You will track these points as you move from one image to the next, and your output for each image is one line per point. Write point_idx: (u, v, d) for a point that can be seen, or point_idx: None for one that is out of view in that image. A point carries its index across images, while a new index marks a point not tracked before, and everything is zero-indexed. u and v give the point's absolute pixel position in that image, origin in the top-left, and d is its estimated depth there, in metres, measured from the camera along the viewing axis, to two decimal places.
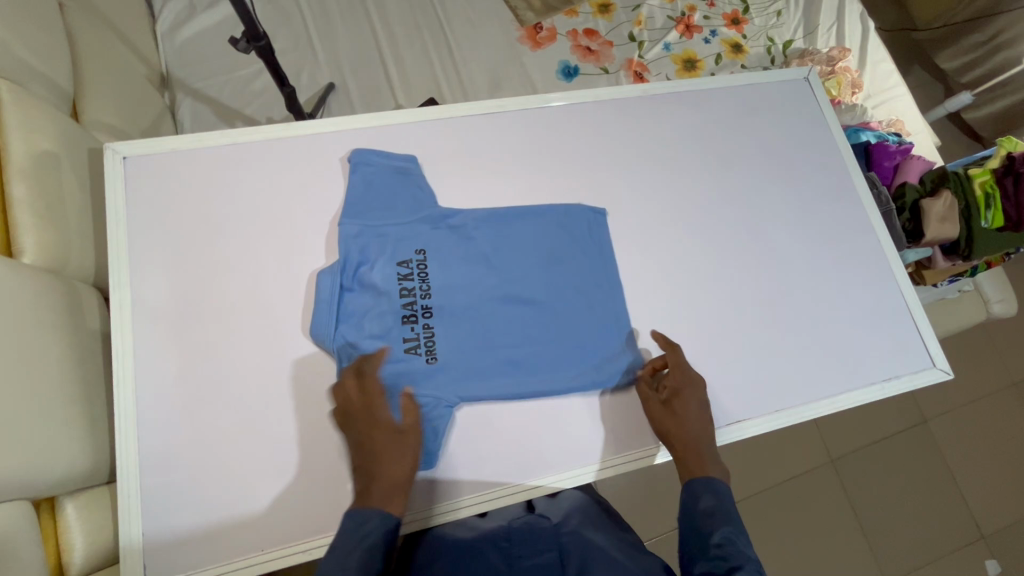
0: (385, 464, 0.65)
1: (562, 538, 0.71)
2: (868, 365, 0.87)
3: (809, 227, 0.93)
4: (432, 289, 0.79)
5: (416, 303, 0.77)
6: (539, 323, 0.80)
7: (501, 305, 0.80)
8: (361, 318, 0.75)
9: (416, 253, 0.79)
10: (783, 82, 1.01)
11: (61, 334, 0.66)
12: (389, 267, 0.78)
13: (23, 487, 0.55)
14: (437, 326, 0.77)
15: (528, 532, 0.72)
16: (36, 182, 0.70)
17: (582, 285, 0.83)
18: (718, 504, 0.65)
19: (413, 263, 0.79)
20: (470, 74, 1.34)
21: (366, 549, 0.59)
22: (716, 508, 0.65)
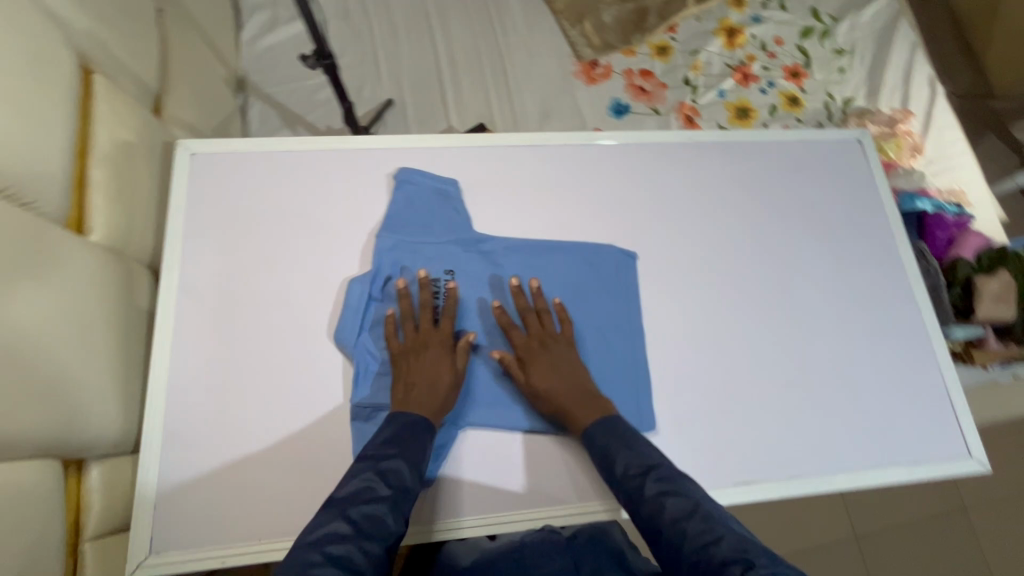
0: (433, 386, 0.70)
1: (580, 553, 0.64)
2: (896, 444, 0.83)
3: (847, 292, 0.91)
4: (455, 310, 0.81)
5: (437, 321, 0.80)
6: None
7: None
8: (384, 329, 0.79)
9: (445, 273, 0.82)
10: (835, 141, 0.99)
11: (111, 308, 0.71)
12: (417, 283, 0.81)
13: (55, 446, 0.59)
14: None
15: (542, 547, 0.65)
16: (113, 168, 0.77)
17: (598, 323, 0.84)
18: (614, 435, 0.66)
19: (441, 281, 0.81)
20: (523, 103, 1.38)
21: (405, 448, 0.60)
22: (609, 442, 0.65)
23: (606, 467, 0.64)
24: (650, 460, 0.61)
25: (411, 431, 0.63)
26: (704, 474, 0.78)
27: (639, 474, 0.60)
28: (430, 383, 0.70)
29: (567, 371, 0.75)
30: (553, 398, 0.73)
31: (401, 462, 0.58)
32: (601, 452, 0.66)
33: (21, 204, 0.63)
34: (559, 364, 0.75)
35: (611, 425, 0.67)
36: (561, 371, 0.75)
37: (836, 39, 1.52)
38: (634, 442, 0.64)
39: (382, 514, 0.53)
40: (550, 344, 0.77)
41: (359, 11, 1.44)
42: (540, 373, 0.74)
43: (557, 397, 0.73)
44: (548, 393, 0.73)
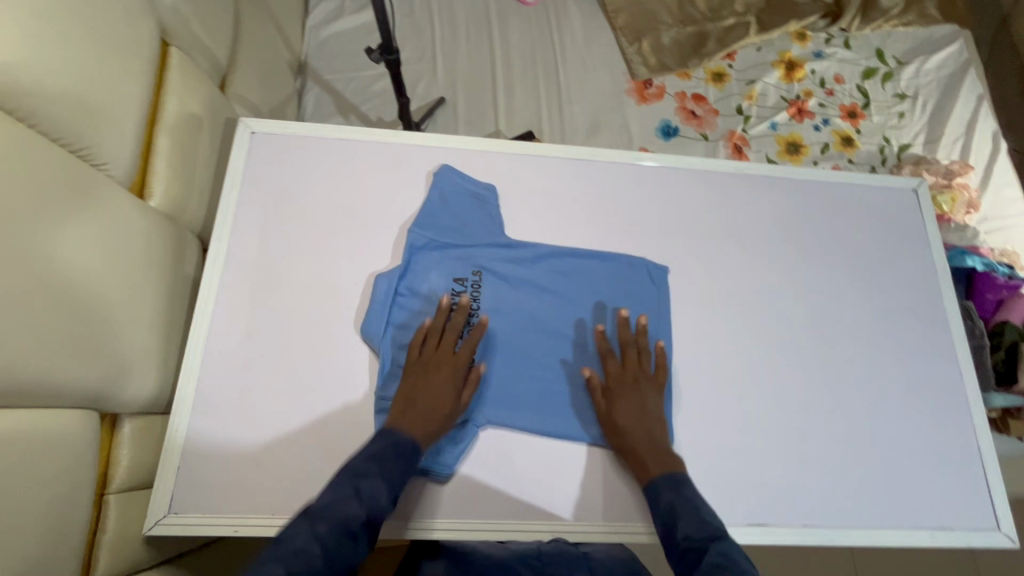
0: (433, 399, 0.70)
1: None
2: (921, 507, 0.80)
3: (886, 343, 0.88)
4: (481, 311, 0.82)
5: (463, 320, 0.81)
6: (574, 362, 0.82)
7: (543, 337, 0.83)
8: (409, 323, 0.80)
9: (473, 272, 0.84)
10: (890, 188, 0.97)
11: (160, 272, 0.74)
12: (445, 280, 0.82)
13: (94, 399, 0.62)
14: (476, 348, 0.81)
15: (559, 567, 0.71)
16: (177, 138, 0.80)
17: (624, 329, 0.84)
18: (680, 499, 0.65)
19: (468, 280, 0.83)
20: (573, 115, 1.39)
21: (383, 463, 0.61)
22: (676, 502, 0.65)
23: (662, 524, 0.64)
24: (712, 530, 0.59)
25: (396, 442, 0.64)
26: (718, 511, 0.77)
27: (689, 541, 0.59)
28: (433, 408, 0.70)
29: (649, 416, 0.76)
30: (632, 436, 0.74)
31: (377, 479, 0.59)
32: (664, 507, 0.66)
33: (92, 162, 0.66)
34: (646, 406, 0.76)
35: (677, 485, 0.67)
36: (644, 410, 0.76)
37: (899, 82, 1.48)
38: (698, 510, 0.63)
39: (347, 523, 0.53)
40: (642, 382, 0.78)
41: (422, 8, 1.47)
42: (627, 406, 0.76)
43: (627, 436, 0.74)
44: (628, 427, 0.74)
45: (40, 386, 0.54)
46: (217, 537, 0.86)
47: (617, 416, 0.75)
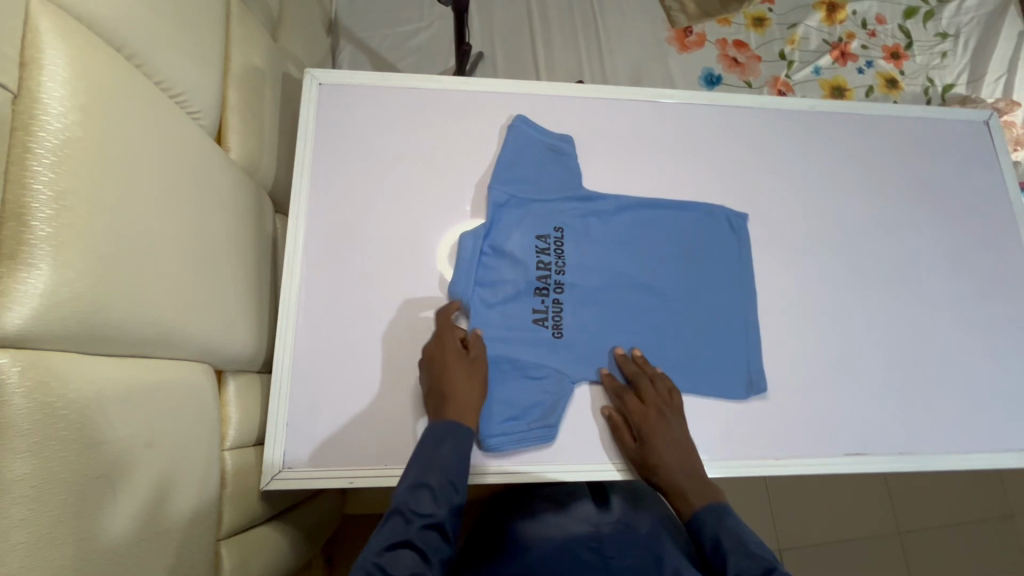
0: (459, 375, 0.68)
1: (655, 545, 0.66)
2: (1006, 431, 0.82)
3: (963, 275, 0.89)
4: (567, 267, 0.80)
5: (551, 277, 0.78)
6: (665, 316, 0.80)
7: (631, 292, 0.81)
8: (496, 283, 0.77)
9: (555, 229, 0.80)
10: (960, 121, 0.96)
11: (246, 228, 0.72)
12: (528, 239, 0.79)
13: (207, 354, 0.61)
14: (566, 304, 0.78)
15: (622, 540, 0.66)
16: (246, 91, 0.77)
17: (712, 281, 0.82)
18: (725, 527, 0.63)
19: (551, 238, 0.80)
20: (614, 66, 1.35)
21: (437, 467, 0.60)
22: (722, 533, 0.62)
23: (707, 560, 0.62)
24: (762, 558, 0.58)
25: (440, 442, 0.62)
26: (815, 444, 0.78)
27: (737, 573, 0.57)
28: (455, 401, 0.66)
29: (682, 446, 0.70)
30: (669, 480, 0.68)
31: (440, 481, 0.59)
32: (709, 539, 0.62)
33: (188, 110, 0.64)
34: (675, 436, 0.71)
35: (722, 512, 0.64)
36: (677, 445, 0.70)
37: (941, 21, 1.45)
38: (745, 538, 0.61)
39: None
40: (667, 415, 0.71)
41: None
42: (661, 445, 0.69)
43: (666, 476, 0.68)
44: (665, 466, 0.68)
45: (166, 337, 0.54)
46: (308, 495, 0.86)
47: (653, 457, 0.69)
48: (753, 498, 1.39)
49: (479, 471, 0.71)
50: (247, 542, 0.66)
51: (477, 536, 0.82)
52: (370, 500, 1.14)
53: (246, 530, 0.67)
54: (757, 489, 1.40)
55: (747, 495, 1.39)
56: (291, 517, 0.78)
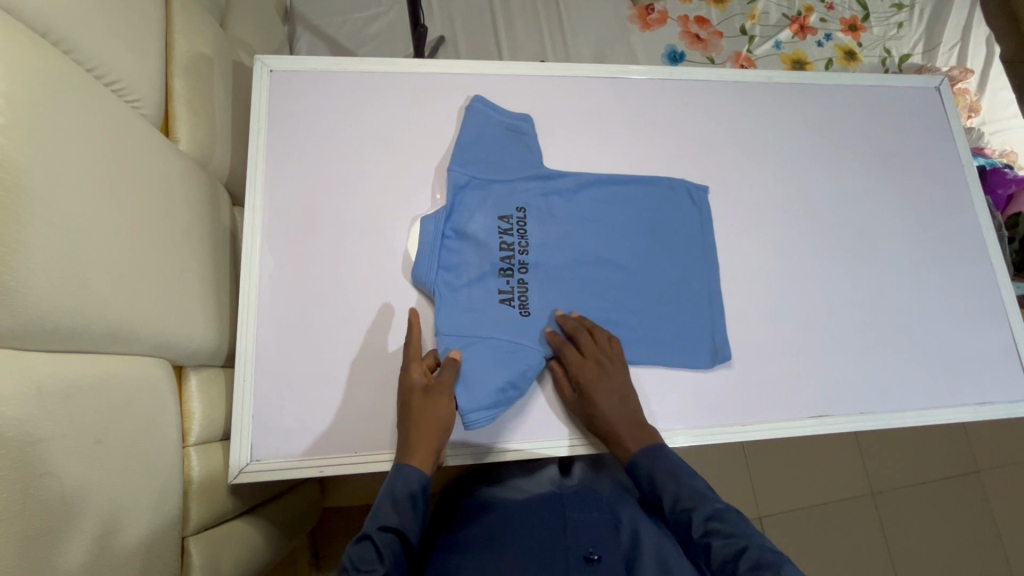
0: (417, 411, 0.66)
1: (614, 505, 0.75)
2: (960, 386, 0.85)
3: (918, 238, 0.91)
4: (530, 246, 0.79)
5: (515, 257, 0.78)
6: (630, 290, 0.81)
7: (596, 268, 0.81)
8: (460, 267, 0.76)
9: (517, 209, 0.80)
10: (912, 88, 0.98)
11: (201, 219, 0.71)
12: (490, 220, 0.78)
13: (163, 348, 0.60)
14: (531, 283, 0.78)
15: (582, 501, 0.74)
16: (193, 79, 0.75)
17: (676, 254, 0.83)
18: (655, 467, 0.68)
19: (513, 219, 0.79)
20: (577, 46, 1.35)
21: (377, 515, 0.61)
22: (654, 471, 0.67)
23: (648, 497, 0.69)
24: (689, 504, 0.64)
25: (389, 489, 0.63)
26: (780, 408, 0.80)
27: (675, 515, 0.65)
28: (417, 441, 0.65)
29: (624, 398, 0.72)
30: (612, 429, 0.71)
31: (381, 533, 0.59)
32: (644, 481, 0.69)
33: (126, 99, 0.62)
34: (614, 387, 0.72)
35: (658, 456, 0.69)
36: (619, 398, 0.72)
37: None
38: (675, 478, 0.66)
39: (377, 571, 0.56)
40: (607, 367, 0.72)
41: None
42: (600, 398, 0.71)
43: (610, 427, 0.71)
44: (607, 417, 0.71)
45: (110, 330, 0.52)
46: (284, 488, 0.85)
47: (595, 409, 0.71)
48: (732, 469, 1.42)
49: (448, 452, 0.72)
50: (217, 536, 0.66)
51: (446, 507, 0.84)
52: (350, 492, 1.14)
53: (216, 525, 0.67)
54: (735, 460, 1.43)
55: (725, 465, 1.42)
56: (266, 510, 0.77)
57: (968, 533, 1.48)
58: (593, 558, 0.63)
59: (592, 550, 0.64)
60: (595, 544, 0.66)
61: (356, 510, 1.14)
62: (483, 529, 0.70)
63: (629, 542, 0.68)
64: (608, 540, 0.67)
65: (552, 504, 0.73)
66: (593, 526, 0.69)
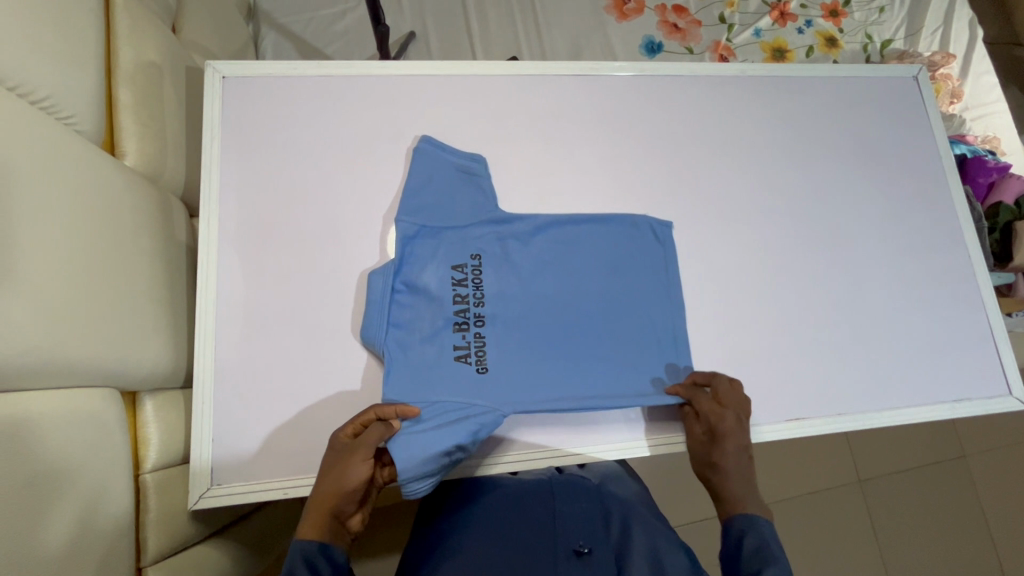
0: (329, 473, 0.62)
1: (606, 497, 0.72)
2: (939, 383, 0.84)
3: (895, 233, 0.89)
4: (486, 298, 0.76)
5: (469, 310, 0.75)
6: (594, 336, 0.77)
7: (557, 319, 0.77)
8: (411, 325, 0.73)
9: (471, 257, 0.76)
10: (890, 78, 0.96)
11: (152, 237, 0.68)
12: (443, 271, 0.75)
13: (112, 378, 0.58)
14: (488, 336, 0.75)
15: (570, 487, 0.71)
16: (140, 89, 0.72)
17: (641, 290, 0.80)
18: (762, 538, 0.64)
19: (468, 267, 0.76)
20: (552, 39, 1.31)
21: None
22: (763, 545, 0.63)
23: (730, 559, 0.65)
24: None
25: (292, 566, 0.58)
26: (757, 412, 0.78)
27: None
28: (315, 510, 0.61)
29: (745, 459, 0.70)
30: (724, 482, 0.69)
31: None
32: (740, 543, 0.65)
33: (58, 117, 0.60)
34: (741, 446, 0.70)
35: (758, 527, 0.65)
36: (742, 456, 0.70)
37: None
38: (776, 562, 0.61)
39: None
40: (739, 426, 0.71)
41: None
42: (729, 450, 0.70)
43: (723, 480, 0.69)
44: (726, 471, 0.70)
45: (48, 364, 0.50)
46: (255, 506, 0.84)
47: (717, 460, 0.70)
48: None
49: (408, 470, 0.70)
50: (177, 564, 0.64)
51: (423, 510, 0.81)
52: None
53: (178, 552, 0.65)
54: None
55: None
56: (233, 532, 0.75)
57: (954, 519, 1.49)
58: (582, 551, 0.62)
59: (581, 543, 0.63)
60: (584, 536, 0.64)
61: None
62: (467, 515, 0.69)
63: (617, 534, 0.66)
64: (597, 531, 0.66)
65: (539, 491, 0.71)
66: (581, 518, 0.67)
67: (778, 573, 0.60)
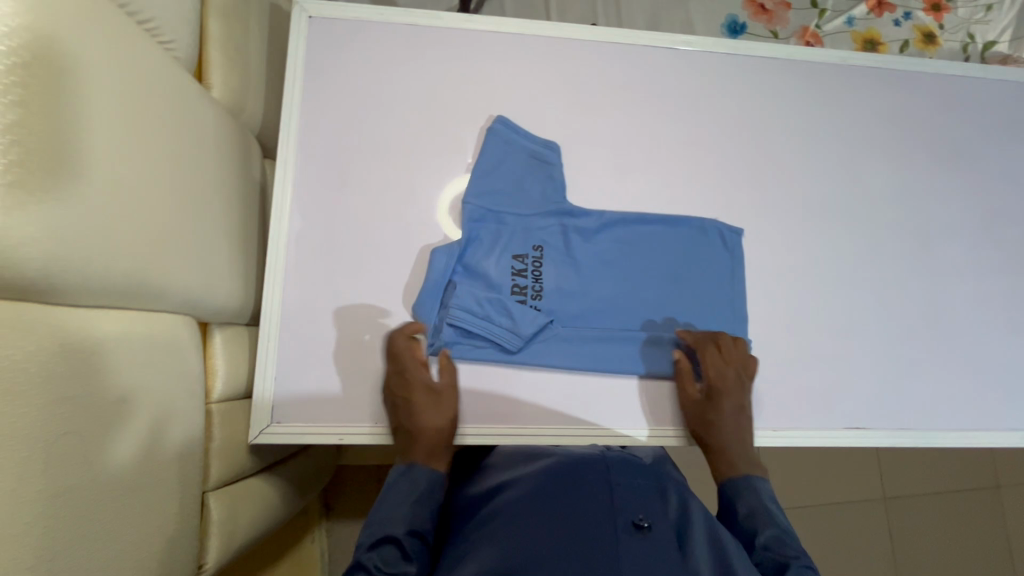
0: (408, 408, 0.66)
1: (663, 478, 0.67)
2: (1011, 409, 0.80)
3: (986, 247, 0.84)
4: (544, 292, 0.75)
5: (527, 302, 0.74)
6: (651, 343, 0.75)
7: (615, 323, 0.75)
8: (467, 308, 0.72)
9: (533, 249, 0.75)
10: (999, 81, 0.89)
11: (232, 172, 0.69)
12: (504, 260, 0.74)
13: (190, 308, 0.60)
14: (545, 331, 0.73)
15: (626, 463, 0.67)
16: (229, 20, 0.71)
17: (704, 301, 0.77)
18: (759, 501, 0.68)
19: (529, 258, 0.75)
20: (631, 9, 1.26)
21: (403, 519, 0.61)
22: (757, 507, 0.67)
23: (731, 516, 0.69)
24: (779, 554, 0.62)
25: (408, 490, 0.64)
26: (816, 416, 0.76)
27: (759, 548, 0.64)
28: (424, 439, 0.65)
29: (738, 419, 0.71)
30: (727, 432, 0.70)
31: (410, 536, 0.60)
32: (738, 505, 0.69)
33: (157, 38, 0.60)
34: (737, 409, 0.71)
35: (750, 481, 0.69)
36: (738, 412, 0.71)
37: None
38: (770, 521, 0.65)
39: (389, 551, 0.58)
40: (741, 384, 0.72)
41: None
42: (727, 404, 0.70)
43: (720, 433, 0.70)
44: (723, 423, 0.70)
45: (139, 288, 0.52)
46: (302, 445, 0.87)
47: (711, 412, 0.70)
48: None
49: (460, 429, 0.70)
50: (235, 493, 0.66)
51: (465, 467, 0.82)
52: (362, 454, 1.15)
53: (235, 484, 0.67)
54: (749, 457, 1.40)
55: None
56: (282, 468, 0.78)
57: (979, 549, 1.45)
58: (644, 525, 0.57)
59: (640, 516, 0.59)
60: (643, 511, 0.60)
61: (367, 470, 1.16)
62: (519, 483, 0.66)
63: (677, 515, 0.62)
64: (655, 506, 0.61)
65: (593, 461, 0.67)
66: (639, 492, 0.62)
67: (777, 533, 0.64)
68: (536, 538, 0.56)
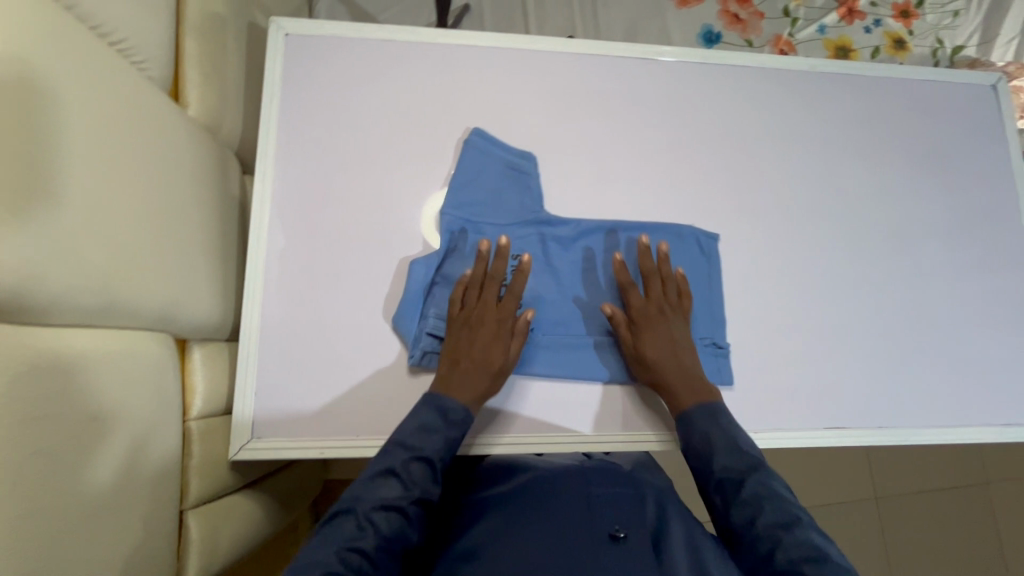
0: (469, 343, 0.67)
1: (642, 487, 0.68)
2: (987, 403, 0.81)
3: (957, 246, 0.86)
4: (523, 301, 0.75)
5: None
6: None
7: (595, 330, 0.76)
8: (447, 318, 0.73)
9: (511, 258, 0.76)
10: (964, 85, 0.92)
11: (209, 188, 0.69)
12: None
13: (166, 325, 0.60)
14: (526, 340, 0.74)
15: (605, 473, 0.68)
16: (205, 40, 0.72)
17: None
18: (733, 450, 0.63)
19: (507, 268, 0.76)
20: (608, 21, 1.28)
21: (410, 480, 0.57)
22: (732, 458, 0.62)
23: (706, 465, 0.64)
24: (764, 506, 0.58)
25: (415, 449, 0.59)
26: (796, 417, 0.77)
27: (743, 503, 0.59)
28: (472, 380, 0.66)
29: (671, 346, 0.71)
30: (662, 362, 0.70)
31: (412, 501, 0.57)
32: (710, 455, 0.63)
33: (130, 58, 0.60)
34: (668, 338, 0.72)
35: (705, 408, 0.68)
36: (669, 341, 0.72)
37: None
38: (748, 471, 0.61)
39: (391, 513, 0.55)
40: (668, 312, 0.74)
41: None
42: (653, 336, 0.71)
43: (656, 367, 0.70)
44: (654, 353, 0.71)
45: (114, 306, 0.52)
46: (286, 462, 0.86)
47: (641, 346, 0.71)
48: None
49: None
50: (215, 510, 0.66)
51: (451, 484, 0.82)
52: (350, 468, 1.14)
53: (215, 502, 0.67)
54: None
55: None
56: (265, 485, 0.77)
57: (970, 546, 1.45)
58: (619, 536, 0.57)
59: (616, 527, 0.59)
60: (621, 522, 0.60)
61: None
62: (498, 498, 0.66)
63: (655, 525, 0.62)
64: (632, 516, 0.61)
65: (569, 476, 0.67)
66: (617, 504, 0.63)
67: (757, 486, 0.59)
68: (507, 550, 0.56)
